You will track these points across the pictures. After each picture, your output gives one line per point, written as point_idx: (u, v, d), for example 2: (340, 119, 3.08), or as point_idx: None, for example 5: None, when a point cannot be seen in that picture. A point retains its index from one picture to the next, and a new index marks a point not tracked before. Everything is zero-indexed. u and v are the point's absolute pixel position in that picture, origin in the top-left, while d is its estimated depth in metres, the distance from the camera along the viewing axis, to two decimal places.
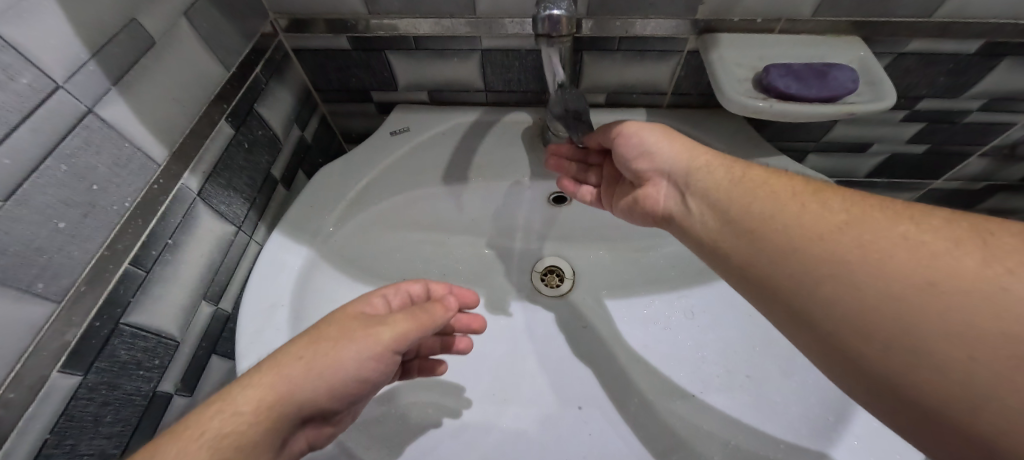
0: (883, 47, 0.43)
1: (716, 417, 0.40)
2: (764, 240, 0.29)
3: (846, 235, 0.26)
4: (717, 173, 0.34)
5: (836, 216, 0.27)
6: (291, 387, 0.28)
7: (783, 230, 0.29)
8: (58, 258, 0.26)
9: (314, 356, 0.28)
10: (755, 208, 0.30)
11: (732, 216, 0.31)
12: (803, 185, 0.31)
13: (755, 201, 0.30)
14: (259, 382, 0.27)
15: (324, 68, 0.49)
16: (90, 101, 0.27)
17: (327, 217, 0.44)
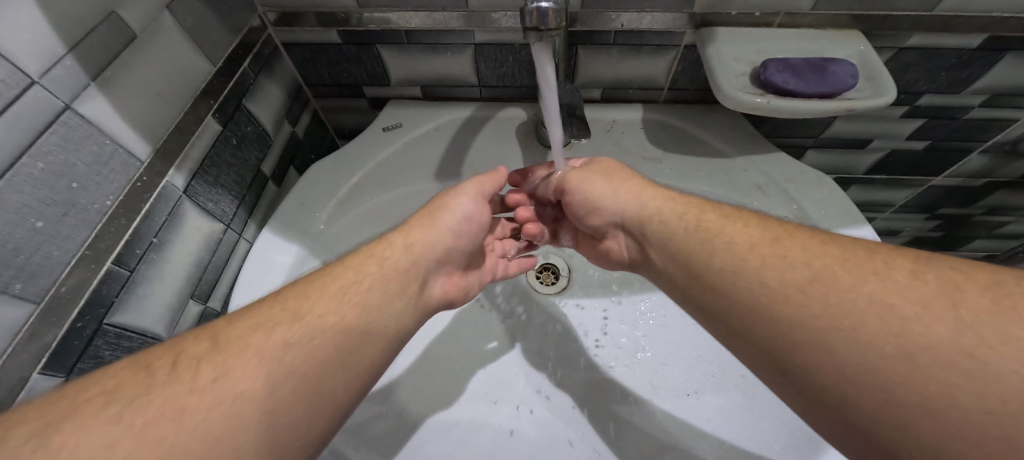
0: (885, 41, 0.42)
1: (709, 419, 0.40)
2: (725, 297, 0.29)
3: (812, 296, 0.24)
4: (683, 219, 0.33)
5: (795, 270, 0.26)
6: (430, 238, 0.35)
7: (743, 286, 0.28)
8: (36, 258, 0.25)
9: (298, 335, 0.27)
10: (716, 260, 0.30)
11: (697, 270, 0.31)
12: (764, 233, 0.30)
13: (708, 254, 0.30)
14: (411, 230, 0.35)
15: (315, 62, 0.48)
16: (67, 97, 0.26)
17: (318, 215, 0.43)
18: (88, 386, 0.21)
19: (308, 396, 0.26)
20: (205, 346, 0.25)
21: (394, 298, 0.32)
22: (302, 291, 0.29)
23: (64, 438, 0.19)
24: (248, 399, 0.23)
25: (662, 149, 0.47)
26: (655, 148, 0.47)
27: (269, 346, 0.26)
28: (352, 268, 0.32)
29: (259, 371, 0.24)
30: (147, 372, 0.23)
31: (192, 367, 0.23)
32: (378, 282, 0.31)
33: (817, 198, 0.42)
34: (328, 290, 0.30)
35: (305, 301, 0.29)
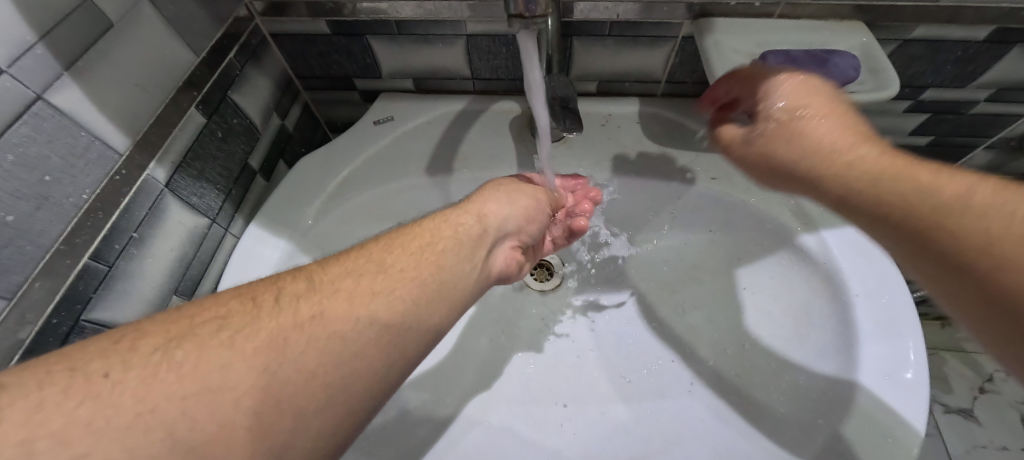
0: (888, 33, 0.41)
1: (702, 419, 0.39)
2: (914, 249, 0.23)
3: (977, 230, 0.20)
4: (853, 156, 0.25)
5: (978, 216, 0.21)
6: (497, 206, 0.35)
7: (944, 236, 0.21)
8: (8, 253, 0.24)
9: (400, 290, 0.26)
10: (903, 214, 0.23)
11: (798, 141, 0.27)
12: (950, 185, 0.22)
13: (801, 157, 0.26)
14: (484, 203, 0.35)
15: (304, 54, 0.47)
16: (39, 87, 0.25)
17: (306, 210, 0.42)
18: (208, 311, 0.22)
19: (392, 346, 0.24)
20: (302, 285, 0.24)
21: (468, 264, 0.30)
22: (385, 246, 0.28)
23: (186, 354, 0.19)
24: (338, 340, 0.22)
25: (658, 144, 0.46)
26: (651, 143, 0.46)
27: (359, 293, 0.25)
28: (429, 231, 0.30)
29: (350, 316, 0.23)
30: (255, 303, 0.23)
31: (294, 304, 0.23)
32: (457, 246, 0.30)
33: None
34: (407, 247, 0.28)
35: (388, 256, 0.27)
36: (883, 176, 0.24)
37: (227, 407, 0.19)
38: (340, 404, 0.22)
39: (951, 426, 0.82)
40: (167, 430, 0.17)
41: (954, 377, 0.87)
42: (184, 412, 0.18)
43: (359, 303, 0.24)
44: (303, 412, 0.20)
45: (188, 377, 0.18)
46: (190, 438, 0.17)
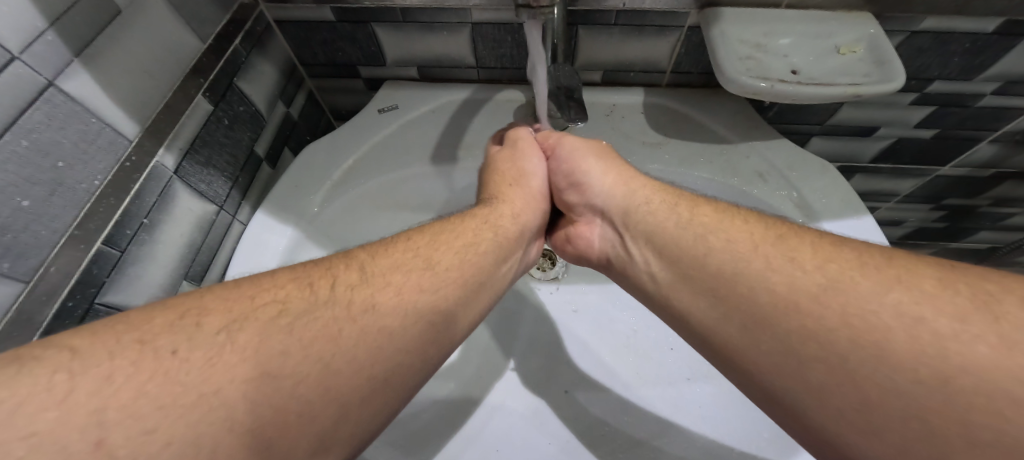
0: (896, 24, 0.41)
1: (701, 405, 0.40)
2: (681, 283, 0.30)
3: (827, 304, 0.24)
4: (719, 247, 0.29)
5: (806, 274, 0.25)
6: (519, 202, 0.38)
7: (745, 291, 0.27)
8: (23, 237, 0.25)
9: (443, 285, 0.27)
10: (729, 280, 0.28)
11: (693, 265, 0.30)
12: (749, 225, 0.30)
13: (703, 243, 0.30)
14: (508, 202, 0.38)
15: (309, 41, 0.47)
16: (50, 73, 0.25)
17: (312, 198, 0.43)
18: (267, 293, 0.23)
19: (432, 340, 0.26)
20: (356, 275, 0.25)
21: (503, 262, 0.33)
22: (430, 241, 0.30)
23: (250, 337, 0.20)
24: (384, 334, 0.24)
25: (662, 135, 0.46)
26: (655, 133, 0.46)
27: (407, 288, 0.26)
28: (469, 230, 0.32)
29: (398, 309, 0.25)
30: (311, 289, 0.24)
31: (349, 293, 0.24)
32: (495, 246, 0.33)
33: (820, 186, 0.41)
34: (450, 244, 0.31)
35: (434, 252, 0.29)
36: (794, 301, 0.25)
37: (286, 393, 0.19)
38: (383, 395, 0.23)
39: None
40: (225, 418, 0.17)
41: None
42: (247, 394, 0.18)
43: (407, 295, 0.26)
44: (344, 396, 0.21)
45: (252, 359, 0.19)
46: (244, 420, 0.18)
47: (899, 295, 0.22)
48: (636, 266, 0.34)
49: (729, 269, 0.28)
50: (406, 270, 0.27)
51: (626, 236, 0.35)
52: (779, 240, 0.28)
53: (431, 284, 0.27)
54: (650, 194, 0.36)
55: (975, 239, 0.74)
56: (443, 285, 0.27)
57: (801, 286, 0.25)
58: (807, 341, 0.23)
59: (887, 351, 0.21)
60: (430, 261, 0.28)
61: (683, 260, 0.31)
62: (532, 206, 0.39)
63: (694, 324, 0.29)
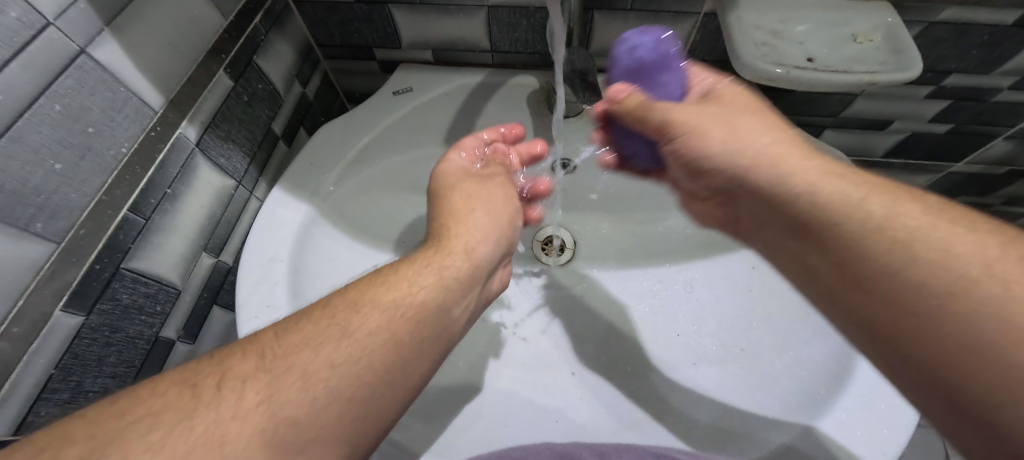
0: (915, 14, 0.40)
1: (706, 388, 0.40)
2: (810, 236, 0.29)
3: (887, 235, 0.25)
4: (820, 195, 0.28)
5: (933, 227, 0.25)
6: (471, 236, 0.36)
7: (839, 240, 0.27)
8: (54, 200, 0.26)
9: (364, 339, 0.27)
10: (828, 216, 0.27)
11: (797, 216, 0.29)
12: (892, 196, 0.27)
13: (800, 202, 0.29)
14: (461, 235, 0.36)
15: (325, 21, 0.47)
16: (82, 41, 0.26)
17: (327, 175, 0.43)
18: (140, 406, 0.21)
19: (352, 417, 0.25)
20: (257, 351, 0.25)
21: (452, 309, 0.32)
22: (350, 304, 0.28)
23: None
24: (292, 427, 0.23)
25: None
26: None
27: (315, 366, 0.25)
28: (405, 279, 0.30)
29: (303, 397, 0.23)
30: (193, 393, 0.22)
31: (238, 388, 0.23)
32: (429, 306, 0.30)
33: None
34: (377, 302, 0.28)
35: (354, 316, 0.27)
36: (879, 231, 0.26)
37: None
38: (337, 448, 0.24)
39: None
40: None
41: None
42: None
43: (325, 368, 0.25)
44: None
45: None
46: None
47: (954, 244, 0.24)
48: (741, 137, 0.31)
49: (827, 218, 0.27)
50: (314, 341, 0.26)
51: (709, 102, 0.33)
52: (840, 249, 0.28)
53: (357, 359, 0.26)
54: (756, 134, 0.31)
55: None
56: (371, 349, 0.26)
57: (937, 242, 0.24)
58: (920, 296, 0.24)
59: (955, 295, 0.22)
60: (352, 329, 0.27)
61: (811, 227, 0.28)
62: (492, 226, 0.37)
63: (819, 276, 0.29)
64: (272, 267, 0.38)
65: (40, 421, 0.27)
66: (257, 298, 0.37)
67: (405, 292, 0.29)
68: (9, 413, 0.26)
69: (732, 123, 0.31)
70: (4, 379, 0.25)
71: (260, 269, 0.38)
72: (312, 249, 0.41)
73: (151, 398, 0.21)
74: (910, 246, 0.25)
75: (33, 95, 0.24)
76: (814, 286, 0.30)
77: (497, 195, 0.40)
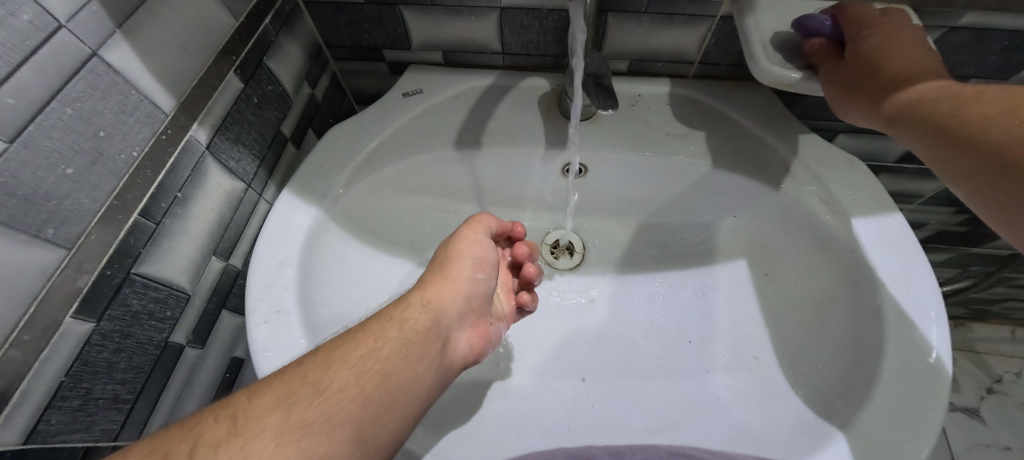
0: (935, 19, 0.40)
1: (720, 398, 0.40)
2: (957, 163, 0.29)
3: (1015, 139, 0.26)
4: (986, 124, 0.28)
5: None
6: (447, 292, 0.36)
7: (996, 154, 0.27)
8: (66, 205, 0.26)
9: (335, 396, 0.26)
10: (990, 148, 0.27)
11: (972, 148, 0.28)
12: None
13: (959, 123, 0.28)
14: (434, 289, 0.36)
15: (335, 21, 0.47)
16: (94, 44, 0.26)
17: (336, 178, 0.43)
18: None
19: None
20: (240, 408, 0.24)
21: (422, 364, 0.31)
22: (323, 360, 0.28)
23: None
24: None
25: (689, 126, 0.46)
26: (681, 125, 0.46)
27: (288, 426, 0.24)
28: (373, 335, 0.31)
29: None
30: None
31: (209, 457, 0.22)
32: (393, 372, 0.29)
33: (848, 182, 0.40)
34: (347, 360, 0.28)
35: (326, 374, 0.27)
36: (984, 145, 0.27)
37: None
38: None
39: (953, 422, 0.84)
40: None
41: (961, 375, 0.89)
42: None
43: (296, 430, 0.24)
44: None
45: None
46: None
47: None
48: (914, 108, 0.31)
49: (999, 140, 0.27)
50: (286, 400, 0.25)
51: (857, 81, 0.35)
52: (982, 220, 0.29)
53: (326, 418, 0.25)
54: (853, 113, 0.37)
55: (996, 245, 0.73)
56: (343, 407, 0.26)
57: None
58: None
59: None
60: (324, 383, 0.27)
61: (967, 141, 0.28)
62: (472, 283, 0.37)
63: (971, 179, 0.28)
64: (281, 272, 0.38)
65: (51, 429, 0.27)
66: (264, 303, 0.36)
67: (372, 349, 0.30)
68: (20, 421, 0.25)
69: (898, 41, 0.33)
70: (15, 388, 0.24)
71: (269, 274, 0.38)
72: (320, 253, 0.41)
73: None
74: (1011, 125, 0.27)
75: (44, 99, 0.24)
76: (963, 168, 0.28)
77: (483, 250, 0.39)
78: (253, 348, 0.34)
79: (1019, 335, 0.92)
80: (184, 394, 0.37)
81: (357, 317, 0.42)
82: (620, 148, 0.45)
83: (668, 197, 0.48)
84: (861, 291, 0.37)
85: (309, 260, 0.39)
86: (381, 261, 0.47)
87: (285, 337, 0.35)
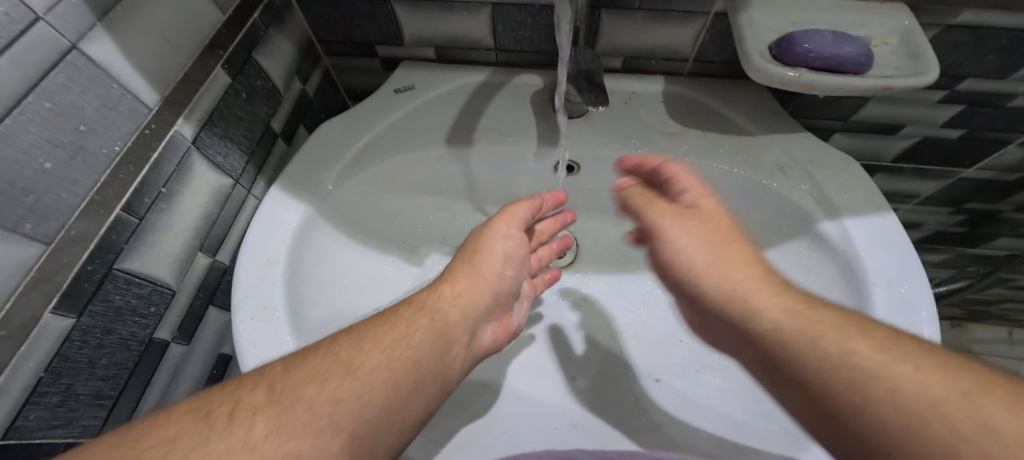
0: (932, 17, 0.39)
1: (709, 397, 0.40)
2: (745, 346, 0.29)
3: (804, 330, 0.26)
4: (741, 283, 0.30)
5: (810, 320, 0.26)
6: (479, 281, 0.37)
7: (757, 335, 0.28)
8: (45, 200, 0.25)
9: (367, 379, 0.27)
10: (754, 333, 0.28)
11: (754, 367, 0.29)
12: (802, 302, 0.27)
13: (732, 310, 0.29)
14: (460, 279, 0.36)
15: (326, 16, 0.46)
16: (73, 36, 0.25)
17: (326, 175, 0.43)
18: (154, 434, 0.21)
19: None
20: (283, 378, 0.25)
21: (448, 349, 0.33)
22: (356, 341, 0.29)
23: None
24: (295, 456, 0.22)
25: (682, 124, 0.45)
26: (674, 123, 0.45)
27: (322, 400, 0.25)
28: (403, 320, 0.31)
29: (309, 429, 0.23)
30: (207, 419, 0.22)
31: (248, 419, 0.22)
32: (415, 362, 0.30)
33: (841, 182, 0.40)
34: (380, 342, 0.29)
35: (359, 353, 0.28)
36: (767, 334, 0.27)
37: None
38: None
39: None
40: None
41: None
42: None
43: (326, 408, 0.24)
44: None
45: None
46: None
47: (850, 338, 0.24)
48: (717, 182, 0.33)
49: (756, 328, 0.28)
50: (319, 376, 0.26)
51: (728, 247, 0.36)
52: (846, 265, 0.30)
53: (359, 394, 0.26)
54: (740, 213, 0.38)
55: (993, 246, 0.73)
56: (377, 385, 0.27)
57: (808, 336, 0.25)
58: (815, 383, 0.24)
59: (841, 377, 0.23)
60: (357, 362, 0.27)
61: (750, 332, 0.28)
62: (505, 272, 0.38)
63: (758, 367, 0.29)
64: (270, 267, 0.37)
65: (30, 425, 0.27)
66: (252, 299, 0.36)
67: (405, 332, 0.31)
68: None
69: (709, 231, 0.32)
70: None
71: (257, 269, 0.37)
72: (310, 249, 0.41)
73: (167, 424, 0.21)
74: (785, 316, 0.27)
75: (21, 92, 0.23)
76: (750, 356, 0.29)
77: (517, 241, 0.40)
78: (239, 341, 0.34)
79: (1015, 336, 0.92)
80: (170, 389, 0.37)
81: (343, 315, 0.42)
82: (612, 146, 0.45)
83: None
84: (852, 291, 0.36)
85: (299, 256, 0.39)
86: (375, 259, 0.47)
87: (271, 331, 0.35)
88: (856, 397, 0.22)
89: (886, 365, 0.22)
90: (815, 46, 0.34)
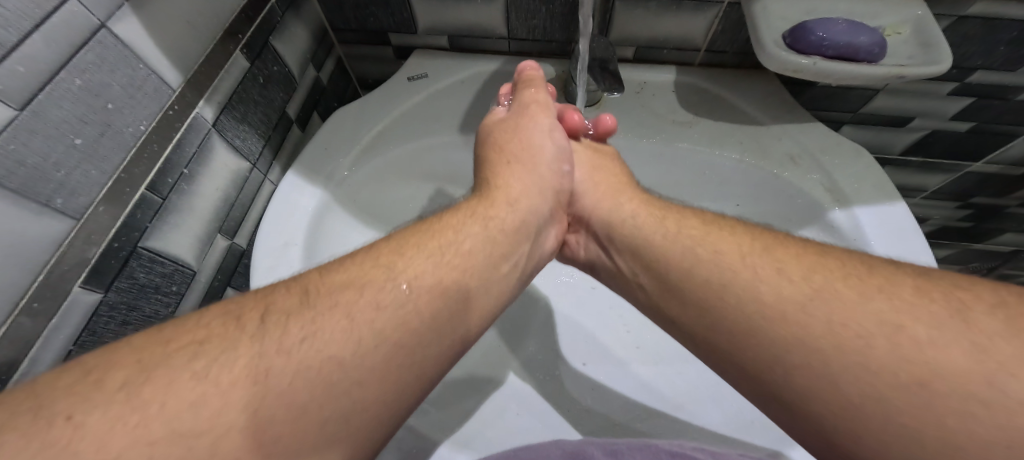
0: (944, 8, 0.40)
1: (719, 383, 0.40)
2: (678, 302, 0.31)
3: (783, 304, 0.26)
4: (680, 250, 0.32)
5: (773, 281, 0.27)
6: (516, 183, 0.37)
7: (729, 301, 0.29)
8: (75, 176, 0.26)
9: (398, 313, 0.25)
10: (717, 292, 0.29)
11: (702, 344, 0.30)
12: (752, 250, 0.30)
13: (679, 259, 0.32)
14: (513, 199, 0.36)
15: (340, 4, 0.47)
16: (102, 15, 0.26)
17: (341, 161, 0.43)
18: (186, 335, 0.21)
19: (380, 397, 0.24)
20: (317, 278, 0.26)
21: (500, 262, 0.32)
22: (397, 247, 0.29)
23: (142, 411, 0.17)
24: (335, 369, 0.22)
25: (693, 114, 0.45)
26: (686, 112, 0.46)
27: (364, 313, 0.24)
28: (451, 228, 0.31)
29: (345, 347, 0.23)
30: (238, 323, 0.22)
31: (282, 323, 0.22)
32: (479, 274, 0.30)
33: (851, 171, 0.40)
34: (421, 249, 0.29)
35: (403, 261, 0.28)
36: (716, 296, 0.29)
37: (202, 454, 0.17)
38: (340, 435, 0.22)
39: None
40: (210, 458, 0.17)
41: None
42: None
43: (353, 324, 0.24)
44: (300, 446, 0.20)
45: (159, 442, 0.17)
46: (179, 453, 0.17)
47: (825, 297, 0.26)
48: (628, 279, 0.35)
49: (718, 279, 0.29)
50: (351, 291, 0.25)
51: (613, 249, 0.37)
52: (765, 250, 0.30)
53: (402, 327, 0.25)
54: (622, 198, 0.38)
55: (997, 241, 0.73)
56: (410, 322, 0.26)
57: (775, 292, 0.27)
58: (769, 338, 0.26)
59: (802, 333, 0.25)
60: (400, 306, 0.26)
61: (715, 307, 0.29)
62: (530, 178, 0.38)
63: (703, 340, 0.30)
64: (285, 250, 0.38)
65: None
66: (270, 281, 0.36)
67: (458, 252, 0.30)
68: None
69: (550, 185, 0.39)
70: (23, 355, 0.25)
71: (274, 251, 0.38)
72: (324, 234, 0.41)
73: (197, 327, 0.21)
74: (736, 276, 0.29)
75: (54, 68, 0.24)
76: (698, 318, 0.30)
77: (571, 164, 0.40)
78: None
79: None
80: None
81: None
82: (624, 134, 0.45)
83: (672, 185, 0.48)
84: None
85: (314, 240, 0.40)
86: None
87: None
88: (841, 401, 0.23)
89: (873, 344, 0.23)
90: (829, 35, 0.35)
